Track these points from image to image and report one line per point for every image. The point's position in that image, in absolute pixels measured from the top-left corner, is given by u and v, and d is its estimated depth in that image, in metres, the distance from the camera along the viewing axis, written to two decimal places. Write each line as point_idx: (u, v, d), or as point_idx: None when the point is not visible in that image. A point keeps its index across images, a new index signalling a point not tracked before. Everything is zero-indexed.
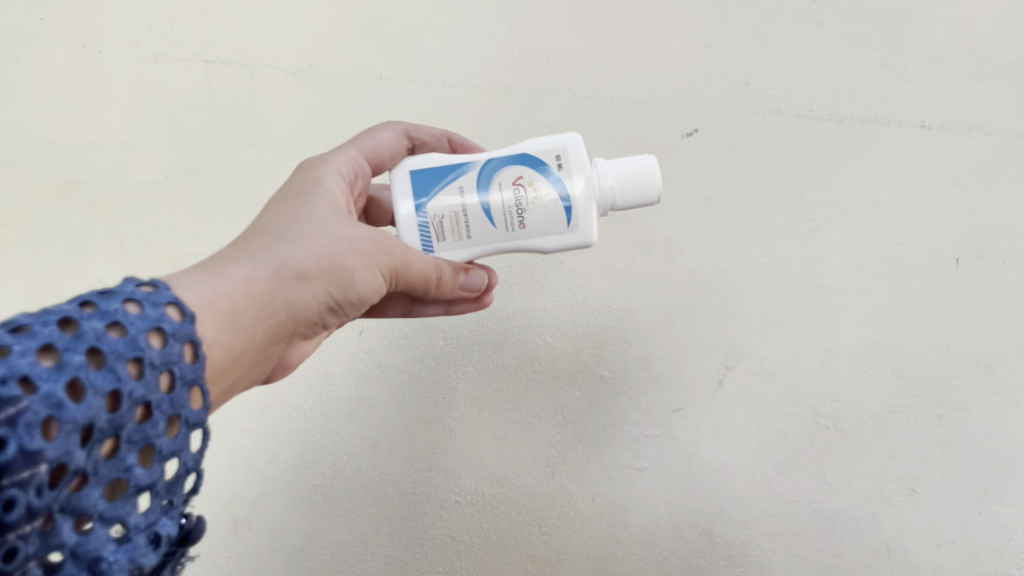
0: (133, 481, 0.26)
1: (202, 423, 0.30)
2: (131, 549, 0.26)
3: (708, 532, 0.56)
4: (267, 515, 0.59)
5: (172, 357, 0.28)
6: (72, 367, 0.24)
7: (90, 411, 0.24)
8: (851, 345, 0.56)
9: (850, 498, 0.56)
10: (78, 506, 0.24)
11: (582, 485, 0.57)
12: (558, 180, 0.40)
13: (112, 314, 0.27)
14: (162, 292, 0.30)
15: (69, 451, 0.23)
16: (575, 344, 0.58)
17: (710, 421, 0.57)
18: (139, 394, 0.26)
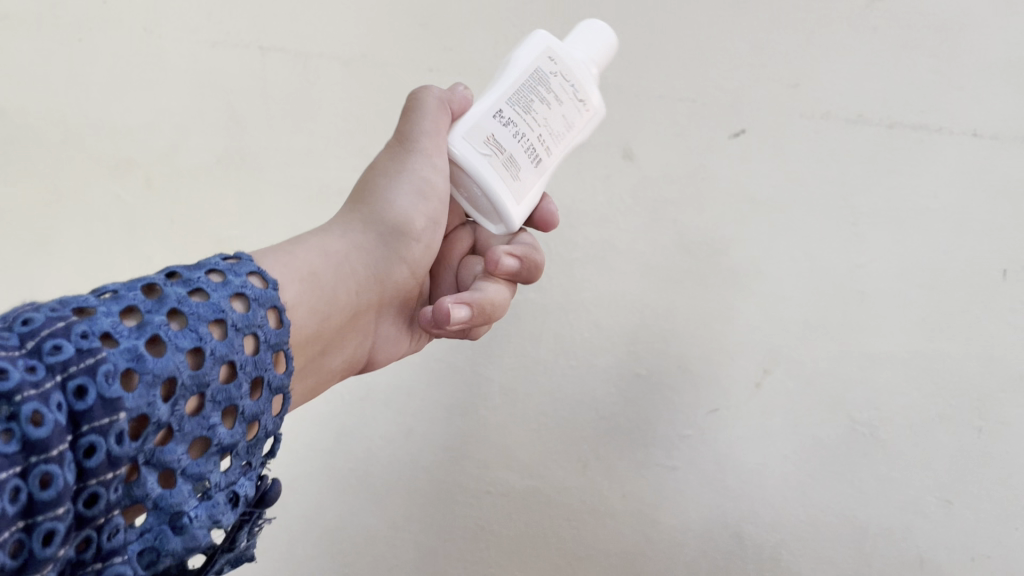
0: (215, 440, 0.29)
1: (283, 389, 0.32)
2: (211, 506, 0.28)
3: (738, 533, 0.57)
4: (302, 494, 0.61)
5: (255, 322, 0.31)
6: (152, 326, 0.27)
7: (171, 366, 0.26)
8: (891, 353, 0.55)
9: (884, 509, 0.55)
10: (163, 458, 0.26)
11: (613, 481, 0.59)
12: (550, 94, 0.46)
13: (196, 282, 0.30)
14: (244, 263, 0.33)
15: (150, 402, 0.25)
16: (613, 341, 0.59)
17: (744, 423, 0.57)
18: (220, 353, 0.29)
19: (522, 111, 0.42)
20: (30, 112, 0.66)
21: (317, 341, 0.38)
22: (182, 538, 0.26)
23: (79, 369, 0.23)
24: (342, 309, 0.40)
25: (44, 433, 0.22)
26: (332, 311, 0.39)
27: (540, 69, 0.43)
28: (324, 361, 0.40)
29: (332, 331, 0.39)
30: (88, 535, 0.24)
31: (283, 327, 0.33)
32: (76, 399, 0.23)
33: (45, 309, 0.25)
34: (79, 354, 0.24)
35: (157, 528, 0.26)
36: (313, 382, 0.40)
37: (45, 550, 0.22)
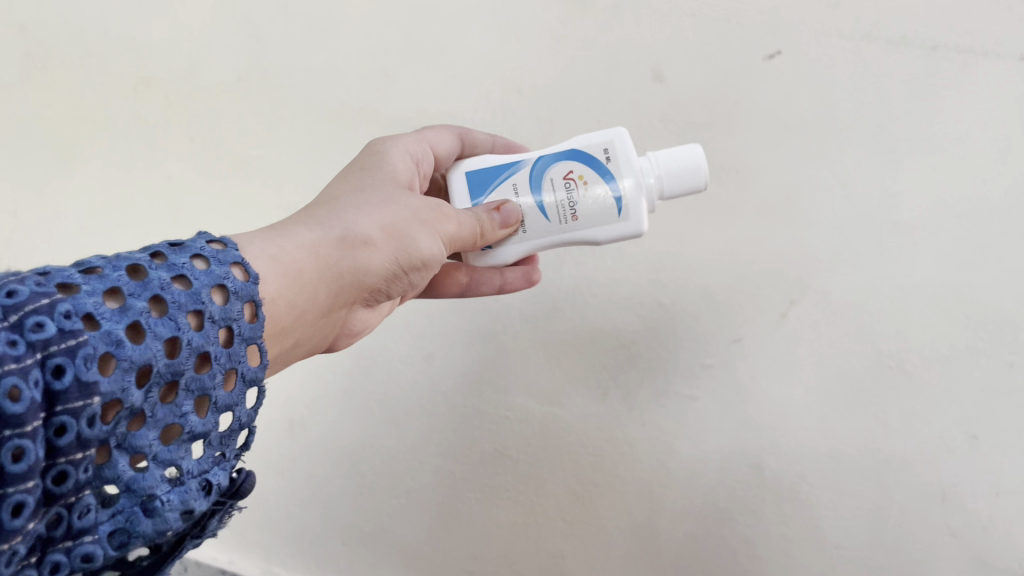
0: (188, 427, 0.30)
1: (257, 381, 0.33)
2: (183, 493, 0.29)
3: (758, 465, 0.56)
4: (330, 415, 0.65)
5: (232, 314, 0.31)
6: (133, 311, 0.28)
7: (148, 353, 0.27)
8: (921, 284, 0.52)
9: (907, 443, 0.53)
10: (134, 443, 0.28)
11: (632, 409, 0.58)
12: (610, 177, 0.45)
13: (179, 268, 0.31)
14: (229, 252, 0.33)
15: (124, 387, 0.26)
16: (636, 269, 0.58)
17: (768, 354, 0.55)
18: (197, 344, 0.29)
19: None
20: (62, 37, 0.67)
21: (287, 337, 0.37)
22: (153, 521, 0.28)
23: (59, 349, 0.24)
24: (319, 309, 0.39)
25: (21, 409, 0.22)
26: (309, 311, 0.38)
27: None
28: (291, 353, 0.40)
29: (307, 328, 0.39)
30: (58, 512, 0.25)
31: (259, 321, 0.33)
32: (54, 378, 0.24)
33: (30, 283, 0.25)
34: (60, 334, 0.24)
35: (129, 510, 0.27)
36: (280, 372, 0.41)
37: (15, 522, 0.23)
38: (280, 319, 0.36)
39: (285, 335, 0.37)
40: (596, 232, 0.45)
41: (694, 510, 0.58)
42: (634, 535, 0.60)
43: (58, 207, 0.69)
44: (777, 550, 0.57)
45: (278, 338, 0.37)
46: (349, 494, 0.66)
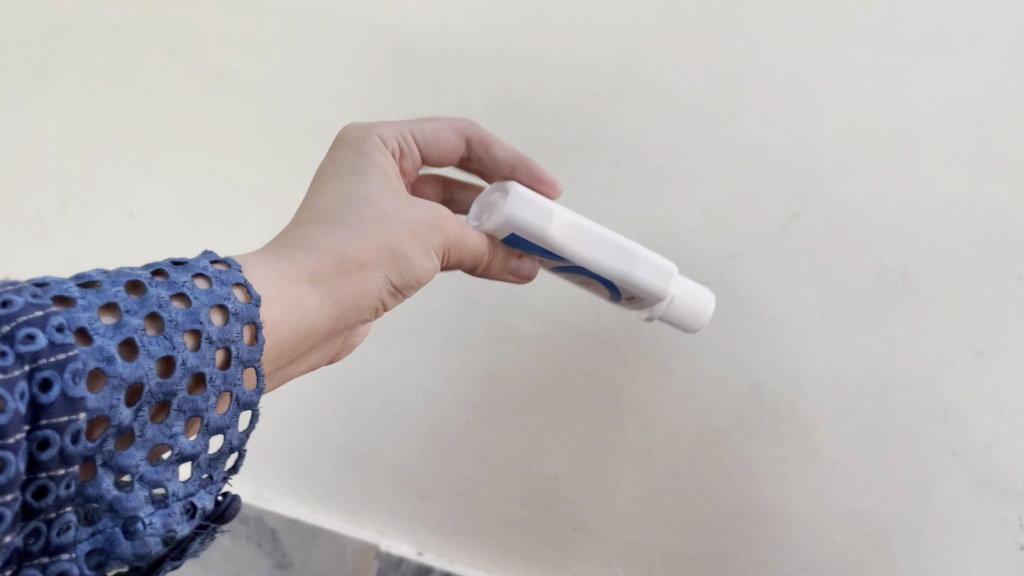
0: (176, 448, 0.29)
1: (252, 405, 0.32)
2: (166, 514, 0.28)
3: (754, 383, 0.55)
4: None
5: (230, 336, 0.31)
6: (128, 327, 0.27)
7: (139, 370, 0.27)
8: (930, 195, 0.49)
9: (910, 359, 0.51)
10: (119, 462, 0.27)
11: (626, 329, 0.56)
12: (622, 295, 0.45)
13: (179, 286, 0.30)
14: (232, 272, 0.33)
15: (113, 405, 0.26)
16: (633, 183, 0.55)
17: (769, 269, 0.53)
18: (191, 364, 0.29)
19: None
20: None
21: (286, 357, 0.37)
22: (133, 543, 0.27)
23: (48, 362, 0.24)
24: (318, 333, 0.38)
25: (5, 421, 0.22)
26: (309, 335, 0.38)
27: None
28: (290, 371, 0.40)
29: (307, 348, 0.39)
30: (37, 527, 0.24)
31: (257, 344, 0.33)
32: (40, 391, 0.23)
33: (26, 294, 0.25)
34: (50, 347, 0.24)
35: (110, 530, 0.26)
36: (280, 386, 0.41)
37: None
38: (280, 343, 0.36)
39: (284, 356, 0.37)
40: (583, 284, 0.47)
41: (688, 431, 0.57)
42: (628, 455, 0.59)
43: (41, 125, 0.67)
44: (772, 470, 0.56)
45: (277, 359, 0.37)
46: (343, 414, 0.66)
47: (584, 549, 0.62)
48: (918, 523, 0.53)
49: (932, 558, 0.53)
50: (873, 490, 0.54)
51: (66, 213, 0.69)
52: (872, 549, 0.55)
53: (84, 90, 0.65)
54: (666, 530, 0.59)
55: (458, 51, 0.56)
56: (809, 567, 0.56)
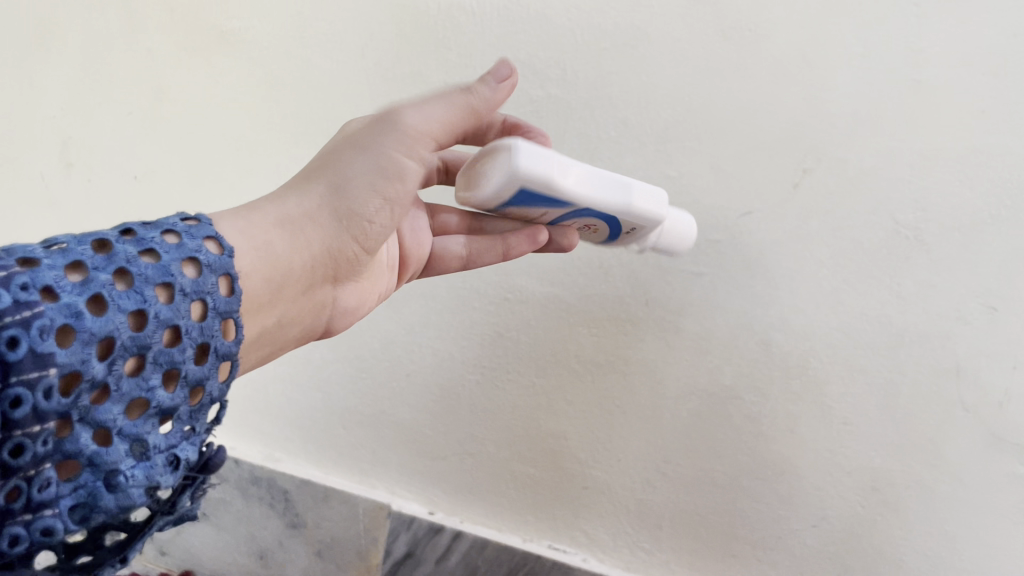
0: (155, 402, 0.30)
1: (231, 355, 0.34)
2: (149, 468, 0.29)
3: (765, 341, 0.54)
4: None
5: (203, 288, 0.32)
6: (96, 284, 0.28)
7: (110, 325, 0.28)
8: (944, 149, 0.48)
9: (922, 315, 0.51)
10: (97, 417, 0.27)
11: (636, 288, 0.56)
12: (619, 233, 0.46)
13: (147, 243, 0.31)
14: (202, 228, 0.35)
15: (84, 359, 0.26)
16: (641, 141, 0.54)
17: (780, 226, 0.52)
18: (164, 316, 0.30)
19: None
20: None
21: (265, 309, 0.38)
22: (116, 496, 0.27)
23: (14, 321, 0.25)
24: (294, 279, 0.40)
25: None
26: (284, 281, 0.39)
27: None
28: (277, 328, 0.41)
29: (285, 301, 0.40)
30: (17, 485, 0.25)
31: (234, 295, 0.34)
32: (9, 349, 0.24)
33: None
34: (15, 305, 0.25)
35: (92, 485, 0.27)
36: (270, 351, 0.42)
37: None
38: (259, 293, 0.37)
39: (263, 308, 0.38)
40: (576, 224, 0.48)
41: (698, 389, 0.57)
42: (637, 414, 0.59)
43: (41, 87, 0.66)
44: (783, 428, 0.55)
45: (256, 309, 0.37)
46: (353, 376, 0.66)
47: (593, 507, 0.62)
48: (929, 479, 0.53)
49: (941, 513, 0.53)
50: (883, 447, 0.54)
51: (70, 175, 0.68)
52: (882, 506, 0.55)
53: (84, 50, 0.65)
54: (676, 487, 0.60)
55: (463, 8, 0.55)
56: (819, 523, 0.57)
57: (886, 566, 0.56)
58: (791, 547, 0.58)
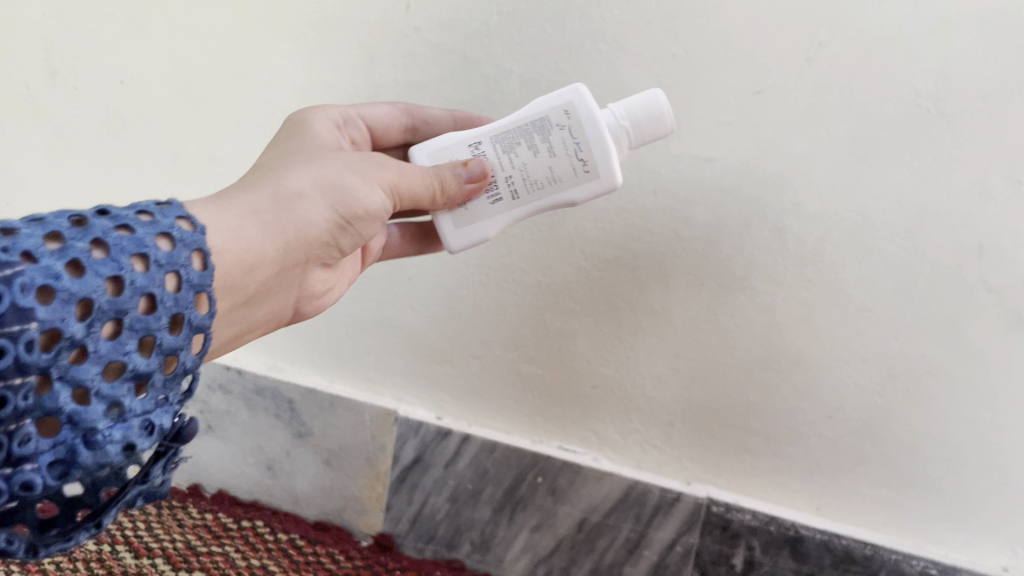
0: (131, 366, 0.30)
1: (205, 328, 0.34)
2: (126, 429, 0.29)
3: (779, 228, 0.52)
4: None
5: (178, 261, 0.32)
6: (73, 251, 0.29)
7: (87, 287, 0.28)
8: (970, 14, 0.45)
9: (943, 193, 0.48)
10: (75, 376, 0.28)
11: (643, 177, 0.54)
12: None
13: (122, 219, 0.32)
14: (174, 208, 0.35)
15: (63, 318, 0.27)
16: (647, 19, 0.50)
17: (793, 104, 0.49)
18: (140, 285, 0.30)
19: (501, 148, 0.45)
20: None
21: (239, 294, 0.37)
22: (94, 454, 0.28)
23: None
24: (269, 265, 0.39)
25: None
26: (260, 265, 0.38)
27: (546, 118, 0.45)
28: (247, 314, 0.39)
29: (260, 283, 0.39)
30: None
31: (207, 271, 0.34)
32: None
33: None
34: None
35: (70, 442, 0.28)
36: (237, 336, 0.40)
37: None
38: (235, 274, 0.37)
39: (233, 291, 0.37)
40: None
41: (709, 281, 0.55)
42: (647, 311, 0.57)
43: None
44: (797, 318, 0.54)
45: (226, 290, 0.36)
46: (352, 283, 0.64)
47: (603, 406, 0.61)
48: (948, 364, 0.52)
49: (961, 398, 0.52)
50: (902, 333, 0.52)
51: (56, 85, 0.66)
52: (900, 393, 0.53)
53: None
54: (687, 383, 0.58)
55: None
56: (835, 414, 0.55)
57: (904, 454, 0.55)
58: (806, 439, 0.57)
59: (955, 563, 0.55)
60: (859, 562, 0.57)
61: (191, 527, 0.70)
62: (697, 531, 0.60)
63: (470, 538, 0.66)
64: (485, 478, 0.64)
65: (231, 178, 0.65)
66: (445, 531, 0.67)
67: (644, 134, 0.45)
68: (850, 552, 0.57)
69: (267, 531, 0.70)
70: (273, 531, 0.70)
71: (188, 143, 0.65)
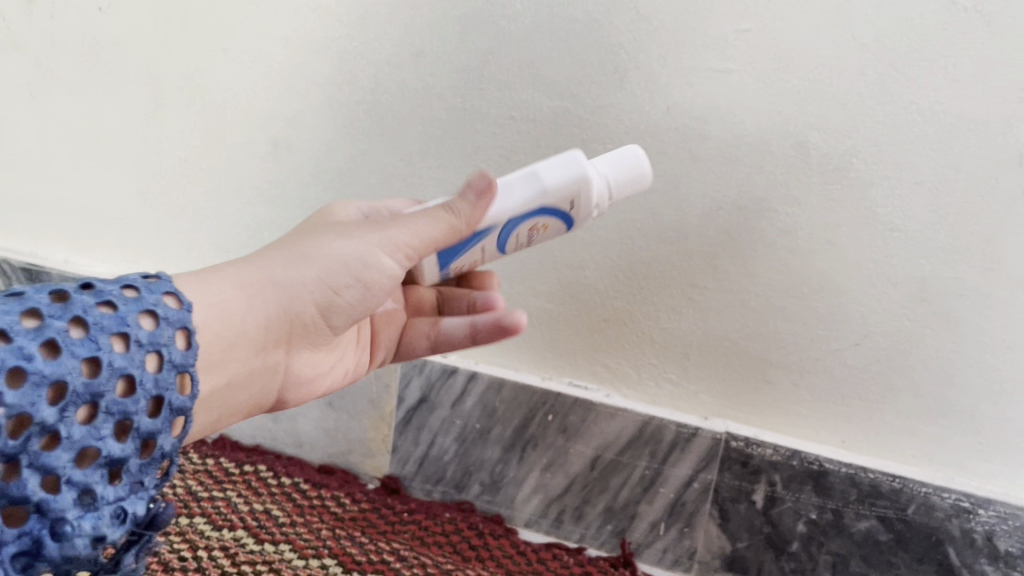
0: (104, 452, 0.28)
1: (186, 410, 0.32)
2: (96, 518, 0.28)
3: (802, 144, 0.48)
4: (318, 131, 0.60)
5: (160, 340, 0.31)
6: (50, 329, 0.27)
7: (61, 369, 0.27)
8: None
9: (981, 99, 0.45)
10: (45, 463, 0.26)
11: (654, 93, 0.50)
12: (569, 214, 0.41)
13: (106, 294, 0.30)
14: (162, 282, 0.33)
15: (34, 401, 0.26)
16: None
17: (817, 7, 0.45)
18: (119, 365, 0.29)
19: None
20: None
21: (220, 369, 0.37)
22: (61, 545, 0.27)
23: None
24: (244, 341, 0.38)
25: None
26: (238, 342, 0.38)
27: None
28: (228, 393, 0.39)
29: (239, 359, 0.38)
30: None
31: (191, 349, 0.32)
32: None
33: None
34: None
35: (37, 532, 0.26)
36: (219, 415, 0.39)
37: None
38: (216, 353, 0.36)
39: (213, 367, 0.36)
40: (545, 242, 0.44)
41: (726, 204, 0.51)
42: (660, 239, 0.54)
43: None
44: (820, 241, 0.50)
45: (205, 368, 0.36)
46: None
47: (616, 340, 0.58)
48: (985, 287, 0.48)
49: (997, 322, 0.49)
50: (934, 254, 0.49)
51: (33, 13, 0.64)
52: (931, 318, 0.50)
53: None
54: (703, 314, 0.55)
55: None
56: (861, 341, 0.52)
57: (935, 383, 0.52)
58: (830, 369, 0.54)
59: (989, 495, 0.52)
60: (886, 496, 0.54)
61: (192, 473, 0.68)
62: (715, 467, 0.58)
63: (480, 478, 0.65)
64: (493, 417, 0.62)
65: (219, 109, 0.62)
66: (453, 471, 0.65)
67: (620, 168, 0.42)
68: (876, 486, 0.54)
69: (270, 475, 0.68)
70: (277, 476, 0.68)
71: (171, 72, 0.62)
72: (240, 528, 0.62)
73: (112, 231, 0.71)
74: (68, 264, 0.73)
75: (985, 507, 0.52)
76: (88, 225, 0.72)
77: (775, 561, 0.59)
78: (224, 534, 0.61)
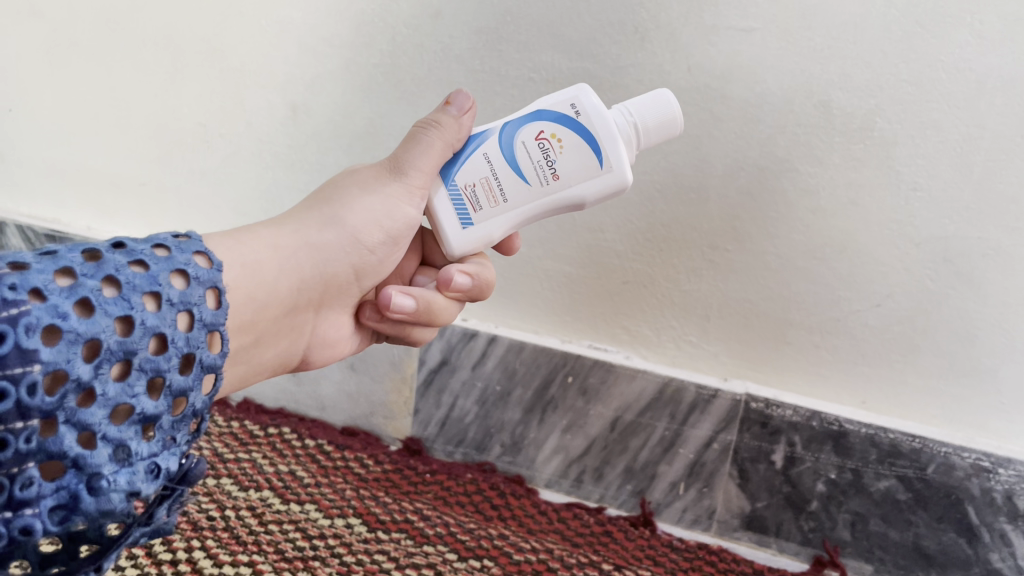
0: (138, 408, 0.29)
1: (216, 367, 0.32)
2: (131, 473, 0.28)
3: (825, 104, 0.48)
4: (336, 95, 0.60)
5: (191, 299, 0.31)
6: (83, 288, 0.28)
7: (95, 328, 0.27)
8: None
9: (1008, 56, 0.44)
10: (81, 419, 0.27)
11: (675, 53, 0.50)
12: (581, 127, 0.41)
13: (138, 254, 0.31)
14: (191, 242, 0.34)
15: (69, 358, 0.26)
16: None
17: None
18: (151, 324, 0.29)
19: None
20: None
21: (251, 330, 0.38)
22: (96, 500, 0.27)
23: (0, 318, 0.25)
24: (283, 302, 0.39)
25: None
26: (270, 302, 0.38)
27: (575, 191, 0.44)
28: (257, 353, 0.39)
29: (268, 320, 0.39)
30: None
31: (221, 308, 0.33)
32: None
33: None
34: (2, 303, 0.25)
35: (74, 486, 0.27)
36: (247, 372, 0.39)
37: None
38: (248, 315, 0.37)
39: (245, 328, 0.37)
40: (577, 191, 0.42)
41: (747, 164, 0.51)
42: (680, 200, 0.54)
43: None
44: (842, 201, 0.50)
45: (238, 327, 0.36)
46: None
47: (635, 301, 0.58)
48: (1008, 245, 0.48)
49: (1020, 281, 0.49)
50: (957, 213, 0.48)
51: None
52: (954, 278, 0.50)
53: None
54: (723, 275, 0.55)
55: None
56: (882, 302, 0.52)
57: (957, 343, 0.52)
58: (850, 329, 0.54)
59: (1010, 454, 0.52)
60: (906, 456, 0.55)
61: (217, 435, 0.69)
62: (735, 428, 0.58)
63: (500, 440, 0.65)
64: (513, 379, 0.63)
65: (237, 74, 0.62)
66: (474, 433, 0.66)
67: (648, 110, 0.42)
68: (896, 446, 0.55)
69: (294, 437, 0.69)
70: (301, 438, 0.69)
71: (189, 37, 0.62)
72: (266, 488, 0.63)
73: (134, 197, 0.72)
74: (91, 230, 0.74)
75: (1006, 466, 0.52)
76: (110, 191, 0.72)
77: (794, 520, 0.60)
78: (250, 493, 0.62)
